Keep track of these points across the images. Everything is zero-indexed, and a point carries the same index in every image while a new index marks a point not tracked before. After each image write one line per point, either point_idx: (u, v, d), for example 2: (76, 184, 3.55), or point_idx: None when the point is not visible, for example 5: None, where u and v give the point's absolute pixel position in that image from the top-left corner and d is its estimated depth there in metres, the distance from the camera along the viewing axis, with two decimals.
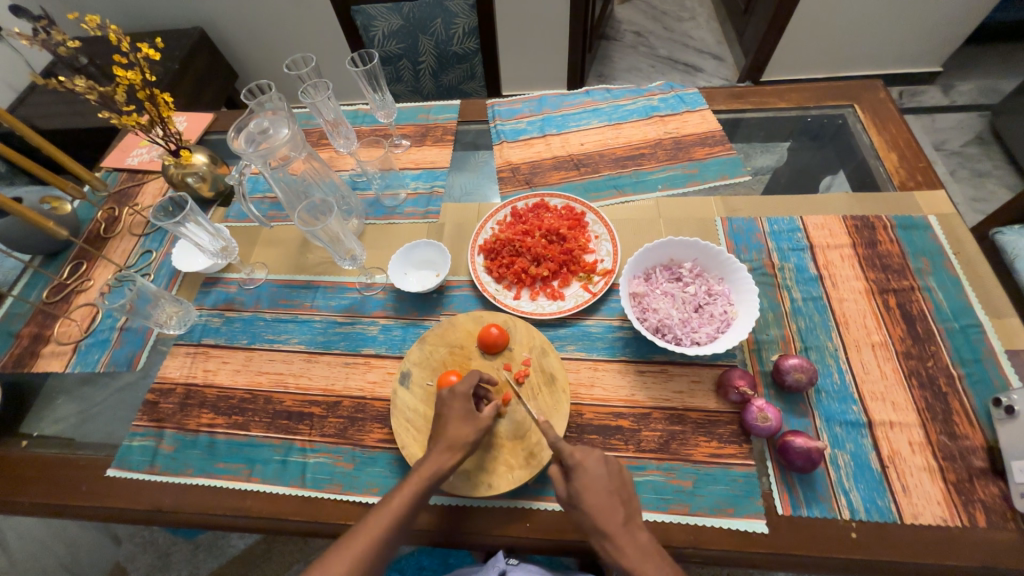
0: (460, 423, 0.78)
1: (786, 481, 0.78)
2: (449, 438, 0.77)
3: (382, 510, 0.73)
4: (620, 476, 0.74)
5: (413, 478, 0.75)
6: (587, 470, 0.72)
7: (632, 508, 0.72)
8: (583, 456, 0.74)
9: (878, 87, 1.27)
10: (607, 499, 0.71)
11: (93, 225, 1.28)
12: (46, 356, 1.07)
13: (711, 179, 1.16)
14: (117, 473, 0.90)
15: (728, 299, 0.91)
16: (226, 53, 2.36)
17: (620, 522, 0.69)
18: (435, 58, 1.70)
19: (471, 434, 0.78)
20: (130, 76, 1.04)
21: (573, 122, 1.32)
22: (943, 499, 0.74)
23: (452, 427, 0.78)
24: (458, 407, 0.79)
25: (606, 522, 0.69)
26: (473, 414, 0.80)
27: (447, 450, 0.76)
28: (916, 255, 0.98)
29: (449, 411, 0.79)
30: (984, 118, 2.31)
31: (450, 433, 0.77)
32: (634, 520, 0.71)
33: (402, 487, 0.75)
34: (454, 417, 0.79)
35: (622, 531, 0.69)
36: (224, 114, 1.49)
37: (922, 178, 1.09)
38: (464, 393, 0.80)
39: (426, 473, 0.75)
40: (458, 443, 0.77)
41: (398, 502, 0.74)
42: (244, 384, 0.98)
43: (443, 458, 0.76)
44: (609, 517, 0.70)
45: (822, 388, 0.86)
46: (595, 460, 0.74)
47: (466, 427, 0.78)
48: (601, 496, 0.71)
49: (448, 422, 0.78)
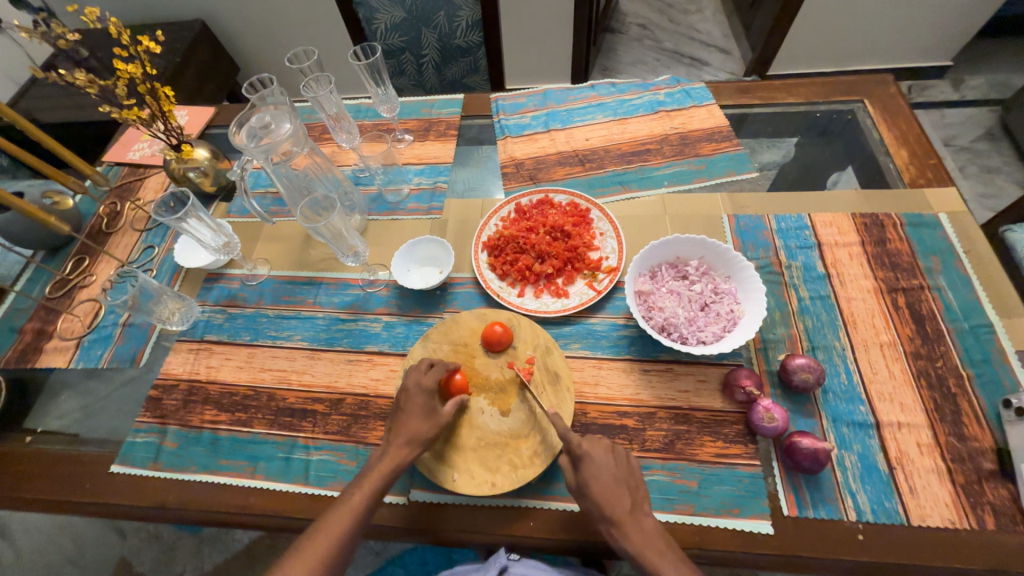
0: (416, 417, 0.80)
1: (792, 482, 0.77)
2: (406, 433, 0.79)
3: (336, 514, 0.75)
4: (625, 466, 0.75)
5: (366, 482, 0.77)
6: (596, 459, 0.73)
7: (639, 499, 0.73)
8: (589, 446, 0.74)
9: (889, 81, 1.24)
10: (615, 487, 0.72)
11: (94, 220, 1.27)
12: (48, 352, 1.07)
13: (718, 175, 1.14)
14: (121, 470, 0.90)
15: (735, 298, 0.90)
16: (228, 46, 2.35)
17: (627, 511, 0.70)
18: (438, 51, 1.68)
19: (426, 429, 0.80)
20: (130, 69, 1.02)
21: (578, 117, 1.31)
22: (951, 501, 0.74)
23: (410, 424, 0.80)
24: (418, 402, 0.81)
25: (614, 509, 0.70)
26: (432, 407, 0.81)
27: (407, 443, 0.79)
28: (926, 253, 0.97)
29: (409, 406, 0.81)
30: (994, 113, 2.27)
31: (410, 427, 0.80)
32: (640, 509, 0.72)
33: (357, 490, 0.77)
34: (413, 412, 0.80)
35: (629, 518, 0.70)
36: (226, 108, 1.48)
37: (933, 175, 1.07)
38: (423, 387, 0.81)
39: (382, 476, 0.77)
40: (416, 437, 0.79)
41: (353, 505, 0.75)
42: (247, 381, 0.97)
43: (400, 455, 0.78)
44: (616, 505, 0.70)
45: (829, 388, 0.85)
46: (602, 450, 0.75)
47: (424, 422, 0.80)
48: (610, 483, 0.72)
49: (407, 417, 0.80)
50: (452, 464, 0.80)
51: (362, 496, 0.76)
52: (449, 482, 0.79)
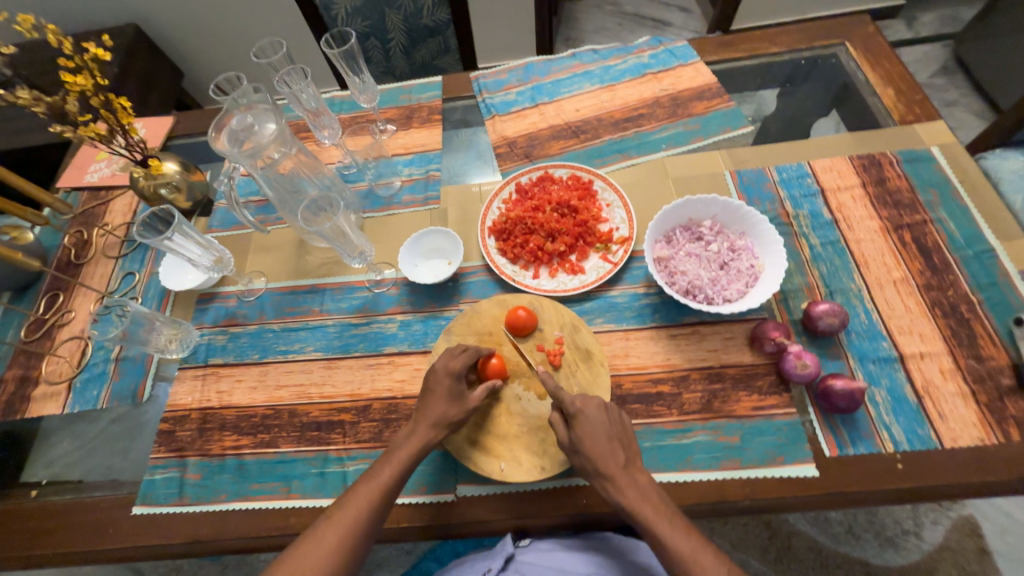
0: (442, 399, 0.78)
1: (830, 423, 0.79)
2: (433, 414, 0.77)
3: (360, 489, 0.73)
4: (617, 423, 0.75)
5: (392, 457, 0.76)
6: (589, 418, 0.73)
7: (633, 454, 0.73)
8: (584, 405, 0.74)
9: (866, 22, 1.25)
10: (609, 445, 0.72)
11: (61, 252, 1.17)
12: (37, 399, 0.99)
13: (714, 133, 1.13)
14: (144, 510, 0.85)
15: (753, 254, 0.90)
16: (170, 50, 2.17)
17: (620, 465, 0.71)
18: (405, 34, 1.60)
19: (452, 409, 0.78)
20: (79, 81, 0.92)
21: (564, 88, 1.27)
22: (978, 420, 0.77)
23: (435, 405, 0.78)
24: (445, 384, 0.78)
25: (607, 465, 0.70)
26: (458, 390, 0.79)
27: (433, 425, 0.77)
28: (924, 187, 0.99)
29: (435, 386, 0.79)
30: (947, 47, 2.33)
31: (436, 410, 0.78)
32: (633, 464, 0.72)
33: (384, 466, 0.75)
34: (439, 395, 0.78)
35: (624, 474, 0.70)
36: (187, 115, 1.37)
37: (921, 111, 1.09)
38: (451, 370, 0.79)
39: (406, 454, 0.75)
40: (441, 420, 0.77)
41: (378, 479, 0.73)
42: (263, 401, 0.93)
43: (426, 434, 0.77)
44: (610, 462, 0.71)
45: (852, 329, 0.87)
46: (595, 408, 0.74)
47: (450, 404, 0.78)
48: (604, 439, 0.72)
49: (434, 399, 0.78)
50: (497, 454, 0.79)
51: (389, 470, 0.74)
52: (498, 472, 0.77)
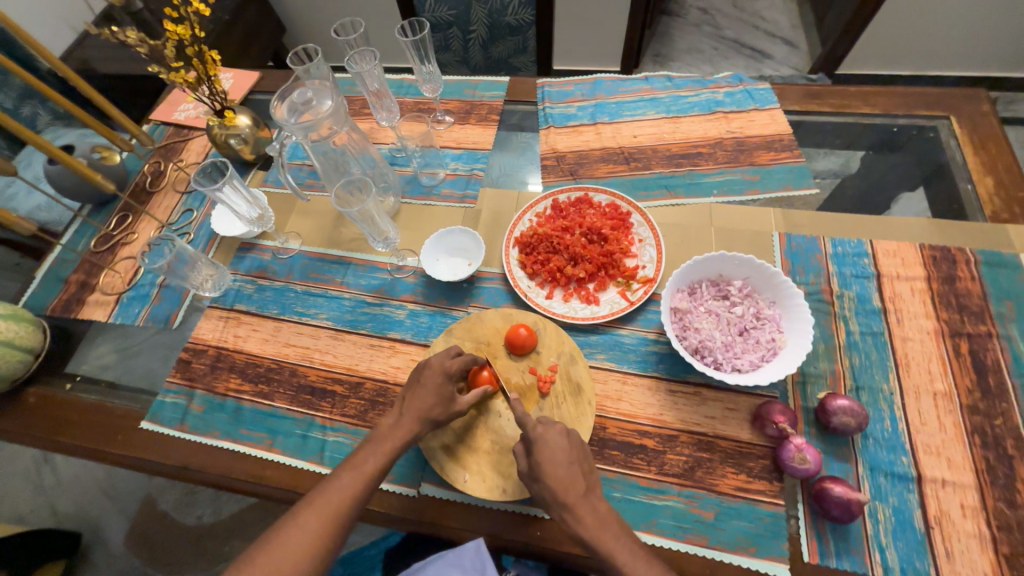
0: (430, 395, 0.79)
1: (817, 528, 0.73)
2: (418, 408, 0.79)
3: (345, 474, 0.75)
4: (579, 450, 0.74)
5: (377, 448, 0.77)
6: (549, 441, 0.72)
7: (593, 483, 0.72)
8: (545, 430, 0.74)
9: (982, 97, 1.11)
10: (569, 471, 0.70)
11: (139, 178, 1.30)
12: (90, 304, 1.11)
13: (773, 188, 1.06)
14: (150, 427, 0.94)
15: (778, 326, 0.84)
16: (276, 7, 2.32)
17: (579, 494, 0.69)
18: (486, 28, 1.61)
19: (439, 408, 0.79)
20: (179, 30, 1.01)
21: (627, 111, 1.23)
22: (990, 571, 0.68)
23: (421, 399, 0.79)
24: (436, 380, 0.80)
25: (565, 494, 0.68)
26: (447, 392, 0.80)
27: (418, 421, 0.78)
28: (1000, 297, 0.88)
29: (427, 382, 0.80)
30: None
31: (422, 406, 0.79)
32: (592, 494, 0.70)
33: (369, 455, 0.77)
34: (427, 390, 0.79)
35: (582, 503, 0.68)
36: (271, 74, 1.47)
37: (1020, 210, 0.97)
38: (445, 369, 0.81)
39: (389, 450, 0.77)
40: (426, 416, 0.78)
41: (364, 469, 0.76)
42: (271, 354, 0.99)
43: (411, 430, 0.78)
44: (569, 489, 0.69)
45: (869, 434, 0.80)
46: (557, 432, 0.74)
47: (438, 403, 0.79)
48: (565, 465, 0.70)
49: (422, 394, 0.79)
50: (464, 464, 0.80)
51: (374, 461, 0.76)
52: (461, 482, 0.78)
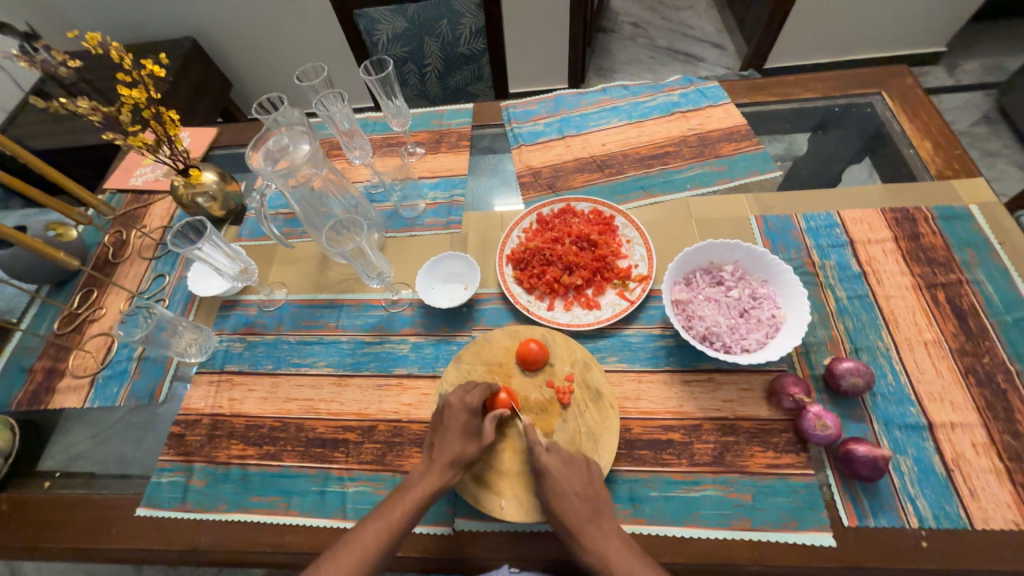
0: (458, 436, 0.77)
1: (849, 490, 0.75)
2: (448, 453, 0.76)
3: (370, 526, 0.73)
4: (586, 473, 0.75)
5: (406, 496, 0.75)
6: (554, 472, 0.73)
7: (600, 505, 0.73)
8: (550, 460, 0.74)
9: (904, 72, 1.23)
10: (575, 499, 0.71)
11: (99, 250, 1.23)
12: (61, 391, 1.02)
13: (741, 176, 1.12)
14: (147, 512, 0.86)
15: (774, 303, 0.88)
16: (220, 63, 2.29)
17: (586, 523, 0.70)
18: (441, 60, 1.66)
19: (470, 448, 0.77)
20: (133, 95, 0.97)
21: (592, 122, 1.29)
22: (1013, 501, 0.72)
23: (450, 443, 0.77)
24: (461, 420, 0.78)
25: (574, 524, 0.70)
26: (474, 428, 0.78)
27: (448, 466, 0.76)
28: (961, 246, 0.96)
29: (451, 423, 0.78)
30: (990, 96, 2.27)
31: (451, 449, 0.76)
32: (600, 513, 0.72)
33: (398, 505, 0.74)
34: (454, 431, 0.77)
35: (589, 529, 0.70)
36: (230, 128, 1.44)
37: (960, 166, 1.06)
38: (467, 406, 0.78)
39: (418, 498, 0.74)
40: (459, 459, 0.76)
41: (391, 518, 0.73)
42: (272, 412, 0.94)
43: (444, 475, 0.75)
44: (577, 516, 0.70)
45: (877, 391, 0.83)
46: (559, 461, 0.75)
47: (467, 441, 0.77)
48: (569, 493, 0.72)
49: (449, 436, 0.77)
50: (499, 490, 0.77)
51: (402, 510, 0.74)
52: (498, 510, 0.76)
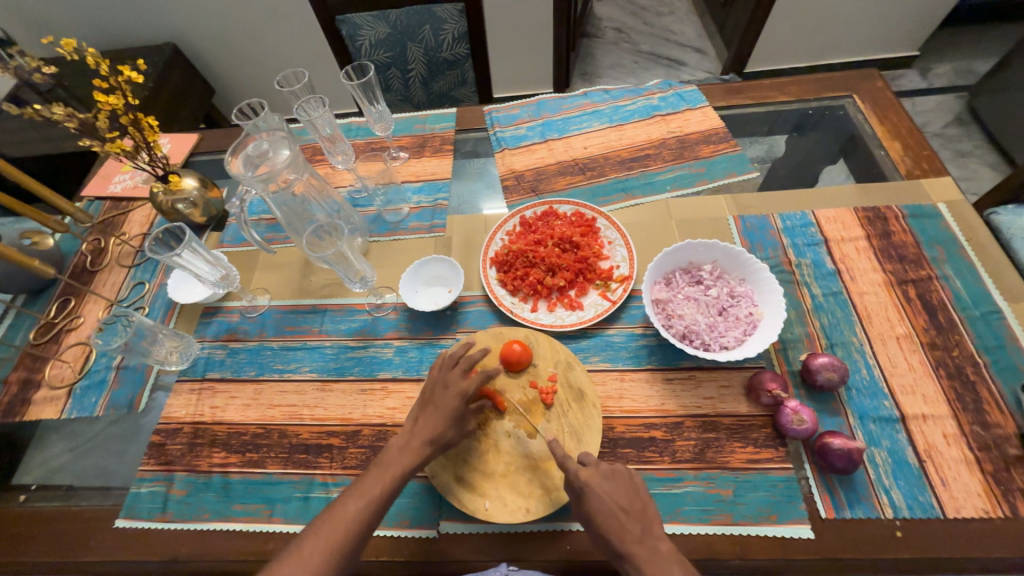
0: (444, 416, 0.77)
1: (826, 482, 0.77)
2: (431, 430, 0.76)
3: (351, 501, 0.72)
4: (630, 487, 0.71)
5: (386, 473, 0.74)
6: (597, 490, 0.69)
7: (649, 520, 0.68)
8: (588, 475, 0.70)
9: (874, 76, 1.27)
10: (619, 518, 0.67)
11: (77, 258, 1.21)
12: (37, 403, 1.00)
13: (719, 177, 1.15)
14: (126, 524, 0.85)
15: (752, 301, 0.90)
16: (202, 69, 2.27)
17: (636, 540, 0.66)
18: (425, 65, 1.67)
19: (452, 429, 0.77)
20: (111, 101, 0.96)
21: (574, 125, 1.30)
22: (983, 490, 0.74)
23: (434, 421, 0.77)
24: (448, 399, 0.78)
25: (620, 543, 0.66)
26: (459, 409, 0.78)
27: (428, 444, 0.76)
28: (930, 244, 0.99)
29: (439, 403, 0.78)
30: (961, 98, 2.34)
31: (434, 428, 0.76)
32: (650, 531, 0.67)
33: (376, 480, 0.73)
34: (439, 412, 0.77)
35: (639, 549, 0.65)
36: (211, 134, 1.43)
37: (928, 166, 1.10)
38: (456, 386, 0.78)
39: (396, 476, 0.74)
40: (439, 438, 0.76)
41: (371, 494, 0.72)
42: (255, 419, 0.93)
43: (422, 453, 0.75)
44: (623, 536, 0.66)
45: (852, 385, 0.85)
46: (601, 477, 0.70)
47: (450, 423, 0.77)
48: (611, 511, 0.68)
49: (433, 417, 0.77)
50: (483, 492, 0.78)
51: (382, 484, 0.73)
52: (482, 511, 0.76)
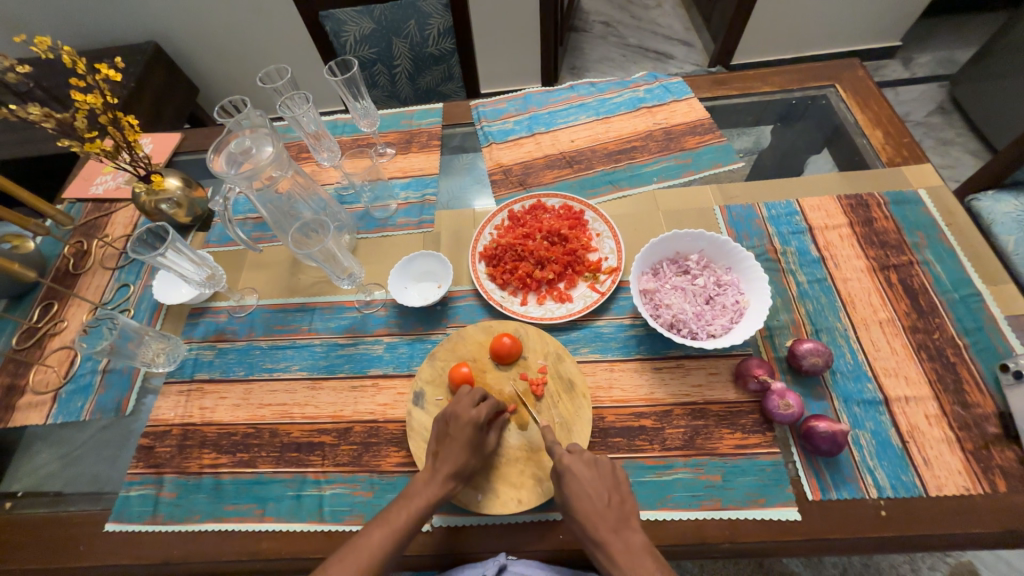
0: (463, 448, 0.76)
1: (813, 466, 0.78)
2: (451, 463, 0.75)
3: (375, 531, 0.71)
4: (611, 479, 0.72)
5: (409, 502, 0.73)
6: (576, 475, 0.71)
7: (626, 513, 0.69)
8: (571, 461, 0.73)
9: (855, 65, 1.29)
10: (597, 506, 0.69)
11: (59, 262, 1.19)
12: (21, 409, 0.99)
13: (705, 168, 1.15)
14: (116, 528, 0.84)
15: (738, 289, 0.91)
16: (184, 67, 2.24)
17: (611, 529, 0.67)
18: (411, 61, 1.66)
19: (473, 461, 0.76)
20: (88, 100, 0.94)
21: (561, 119, 1.30)
22: (964, 468, 0.76)
23: (454, 454, 0.75)
24: (467, 433, 0.76)
25: (596, 528, 0.67)
26: (479, 441, 0.77)
27: (452, 477, 0.75)
28: (911, 229, 1.00)
29: (457, 434, 0.76)
30: (943, 88, 2.37)
31: (457, 459, 0.75)
32: (627, 522, 0.68)
33: (401, 508, 0.73)
34: (461, 443, 0.76)
35: (613, 538, 0.66)
36: (194, 133, 1.42)
37: (909, 154, 1.12)
38: (475, 420, 0.77)
39: (421, 505, 0.73)
40: (462, 471, 0.75)
41: (396, 524, 0.72)
42: (246, 419, 0.92)
43: (444, 485, 0.74)
44: (599, 524, 0.68)
45: (836, 369, 0.87)
46: (584, 464, 0.73)
47: (471, 455, 0.76)
48: (591, 497, 0.69)
49: (455, 447, 0.76)
50: (476, 485, 0.78)
51: (406, 515, 0.72)
52: (476, 503, 0.77)
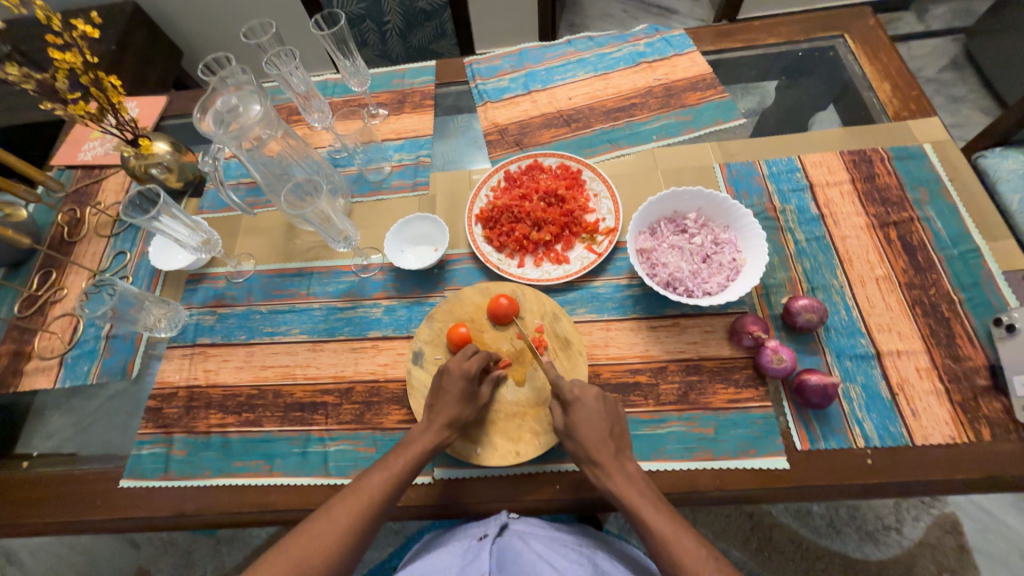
0: (455, 400, 0.78)
1: (803, 418, 0.80)
2: (445, 414, 0.78)
3: (374, 475, 0.74)
4: (613, 413, 0.77)
5: (406, 449, 0.76)
6: (586, 404, 0.75)
7: (623, 443, 0.75)
8: (582, 393, 0.76)
9: (866, 13, 1.23)
10: (602, 434, 0.73)
11: (54, 230, 1.18)
12: (30, 373, 1.01)
13: (706, 125, 1.12)
14: (131, 483, 0.88)
15: (736, 248, 0.91)
16: (167, 29, 2.16)
17: (611, 455, 0.72)
18: (402, 17, 1.59)
19: (465, 411, 0.78)
20: (66, 59, 0.90)
21: (558, 75, 1.26)
22: (951, 419, 0.77)
23: (446, 406, 0.78)
24: (459, 386, 0.78)
25: (598, 452, 0.72)
26: (471, 393, 0.79)
27: (446, 426, 0.77)
28: (913, 185, 0.99)
29: (449, 388, 0.79)
30: (958, 42, 2.27)
31: (449, 411, 0.78)
32: (623, 452, 0.74)
33: (398, 454, 0.76)
34: (454, 395, 0.78)
35: (614, 463, 0.72)
36: (180, 96, 1.38)
37: (916, 107, 1.08)
38: (466, 372, 0.79)
39: (418, 452, 0.76)
40: (455, 421, 0.78)
41: (394, 469, 0.75)
42: (249, 380, 0.94)
43: (438, 435, 0.77)
44: (601, 448, 0.72)
45: (831, 325, 0.88)
46: (593, 397, 0.76)
47: (464, 406, 0.78)
48: (598, 424, 0.74)
49: (447, 399, 0.78)
50: (475, 439, 0.81)
51: (405, 459, 0.75)
52: (475, 456, 0.79)
